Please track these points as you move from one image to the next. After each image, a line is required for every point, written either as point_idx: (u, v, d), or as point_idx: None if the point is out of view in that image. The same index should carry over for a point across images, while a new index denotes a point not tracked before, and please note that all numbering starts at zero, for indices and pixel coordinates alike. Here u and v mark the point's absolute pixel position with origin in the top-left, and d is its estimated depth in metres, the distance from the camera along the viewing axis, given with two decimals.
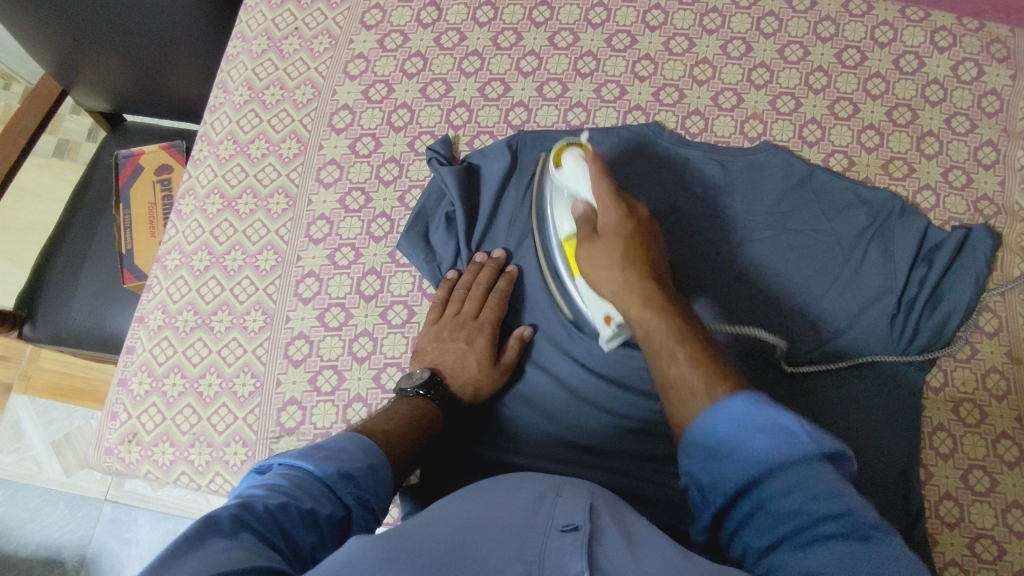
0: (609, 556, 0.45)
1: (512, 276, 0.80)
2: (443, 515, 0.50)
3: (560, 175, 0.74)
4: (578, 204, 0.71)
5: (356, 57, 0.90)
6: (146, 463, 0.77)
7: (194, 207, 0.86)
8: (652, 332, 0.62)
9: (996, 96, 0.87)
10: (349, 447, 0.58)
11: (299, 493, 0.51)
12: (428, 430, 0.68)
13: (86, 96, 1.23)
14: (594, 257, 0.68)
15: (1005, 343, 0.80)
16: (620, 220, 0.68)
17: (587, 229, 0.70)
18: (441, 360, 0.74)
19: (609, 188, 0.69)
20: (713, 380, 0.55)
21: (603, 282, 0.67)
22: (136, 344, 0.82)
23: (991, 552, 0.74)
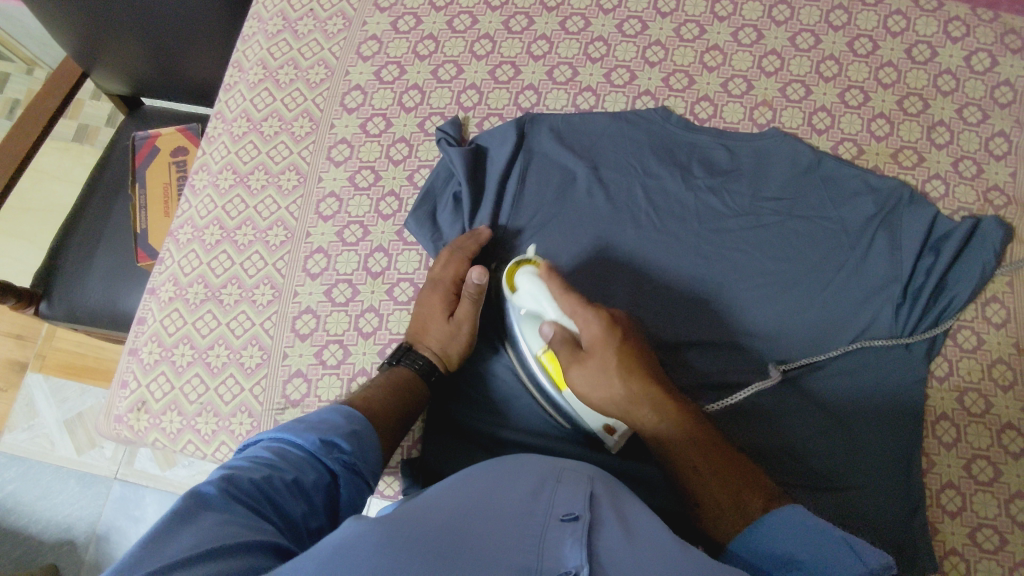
0: (607, 547, 0.46)
1: (482, 237, 0.79)
2: (447, 496, 0.52)
3: (520, 300, 0.73)
4: (546, 327, 0.70)
5: (369, 39, 0.91)
6: (154, 431, 0.79)
7: (207, 182, 0.88)
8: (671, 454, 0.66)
9: (1010, 87, 0.87)
10: (332, 419, 0.61)
11: (283, 463, 0.54)
12: (402, 390, 0.72)
13: (106, 79, 1.26)
14: (590, 378, 0.67)
15: (1012, 334, 0.80)
16: (601, 331, 0.67)
17: (570, 349, 0.68)
18: (413, 329, 0.77)
19: (577, 300, 0.69)
20: (739, 502, 0.61)
21: (602, 401, 0.67)
22: (147, 315, 0.83)
23: (992, 542, 0.73)
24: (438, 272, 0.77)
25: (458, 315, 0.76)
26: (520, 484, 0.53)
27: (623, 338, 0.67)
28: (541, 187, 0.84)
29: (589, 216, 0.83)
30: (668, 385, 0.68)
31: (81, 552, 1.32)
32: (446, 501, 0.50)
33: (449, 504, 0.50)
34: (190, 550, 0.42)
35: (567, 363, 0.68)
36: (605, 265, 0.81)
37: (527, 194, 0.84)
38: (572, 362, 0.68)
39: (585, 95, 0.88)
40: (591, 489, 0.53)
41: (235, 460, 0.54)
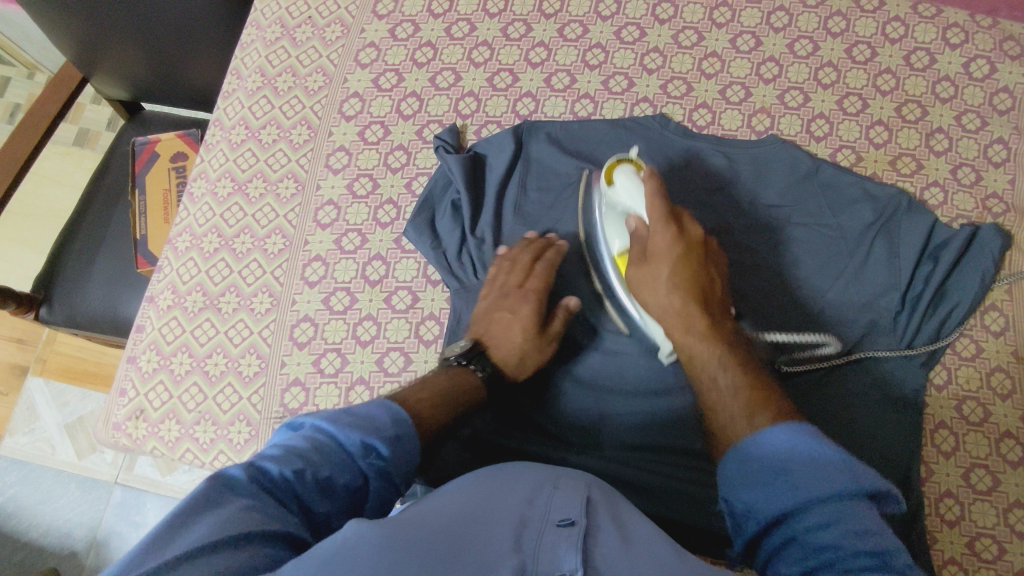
0: (603, 552, 0.46)
1: (560, 251, 0.79)
2: (445, 499, 0.52)
3: (614, 193, 0.75)
4: (631, 219, 0.73)
5: (368, 46, 0.91)
6: (152, 439, 0.79)
7: (206, 190, 0.88)
8: (698, 358, 0.65)
9: (1008, 94, 0.87)
10: (378, 414, 0.57)
11: (317, 459, 0.53)
12: (467, 395, 0.68)
13: (106, 84, 1.26)
14: (648, 280, 0.70)
15: (1011, 342, 0.80)
16: (670, 243, 0.69)
17: (639, 249, 0.72)
18: (491, 332, 0.75)
19: (660, 211, 0.70)
20: (753, 408, 0.59)
21: (652, 301, 0.70)
22: (146, 323, 0.83)
23: (991, 552, 0.73)
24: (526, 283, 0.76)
25: (551, 332, 0.75)
26: (516, 490, 0.53)
27: (693, 255, 0.69)
28: (540, 194, 0.84)
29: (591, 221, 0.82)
30: (716, 310, 0.68)
31: (81, 557, 1.32)
32: (442, 505, 0.50)
33: (446, 507, 0.50)
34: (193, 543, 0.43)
35: (632, 260, 0.72)
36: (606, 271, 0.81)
37: (526, 202, 0.84)
38: (637, 259, 0.72)
39: (583, 102, 0.88)
40: (589, 495, 0.53)
41: (270, 447, 0.53)
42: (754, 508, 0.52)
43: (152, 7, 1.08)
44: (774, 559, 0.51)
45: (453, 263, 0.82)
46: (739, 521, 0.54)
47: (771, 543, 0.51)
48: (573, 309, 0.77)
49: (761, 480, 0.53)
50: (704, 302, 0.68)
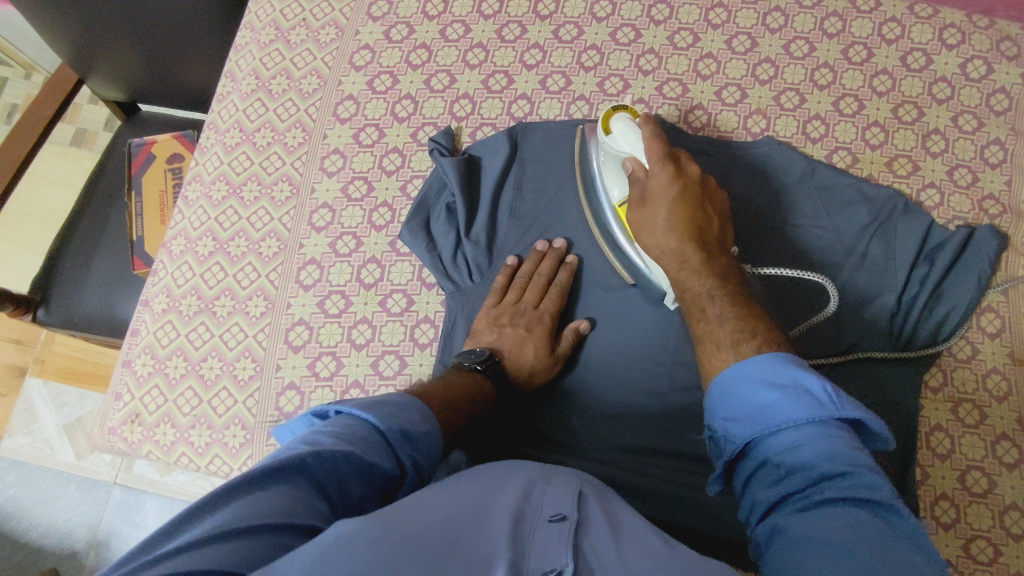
0: (594, 548, 0.45)
1: (573, 268, 0.79)
2: (436, 494, 0.51)
3: (610, 141, 0.75)
4: (628, 162, 0.72)
5: (362, 48, 0.91)
6: (147, 443, 0.79)
7: (200, 194, 0.88)
8: (690, 293, 0.64)
9: (1005, 95, 0.86)
10: (410, 409, 0.57)
11: (362, 444, 0.51)
12: (481, 403, 0.68)
13: (101, 85, 1.25)
14: (644, 222, 0.69)
15: (1007, 344, 0.79)
16: (668, 183, 0.68)
17: (638, 194, 0.71)
18: (503, 344, 0.75)
19: (657, 153, 0.69)
20: (740, 339, 0.57)
21: (647, 242, 0.69)
22: (141, 326, 0.83)
23: (986, 554, 0.73)
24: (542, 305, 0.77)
25: (560, 352, 0.76)
26: (509, 486, 0.53)
27: (692, 194, 0.68)
28: (535, 196, 0.84)
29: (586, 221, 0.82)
30: (712, 247, 0.66)
31: (81, 558, 1.32)
32: (433, 499, 0.50)
33: (437, 503, 0.49)
34: (226, 526, 0.42)
35: (631, 202, 0.71)
36: (601, 273, 0.81)
37: (521, 204, 0.84)
38: (636, 202, 0.70)
39: (578, 103, 0.88)
40: (580, 489, 0.53)
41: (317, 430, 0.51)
42: (731, 434, 0.52)
43: (147, 8, 1.07)
44: (751, 482, 0.51)
45: (448, 266, 0.81)
46: (719, 448, 0.54)
47: (748, 467, 0.51)
48: (582, 332, 0.78)
49: (736, 408, 0.52)
50: (701, 239, 0.66)
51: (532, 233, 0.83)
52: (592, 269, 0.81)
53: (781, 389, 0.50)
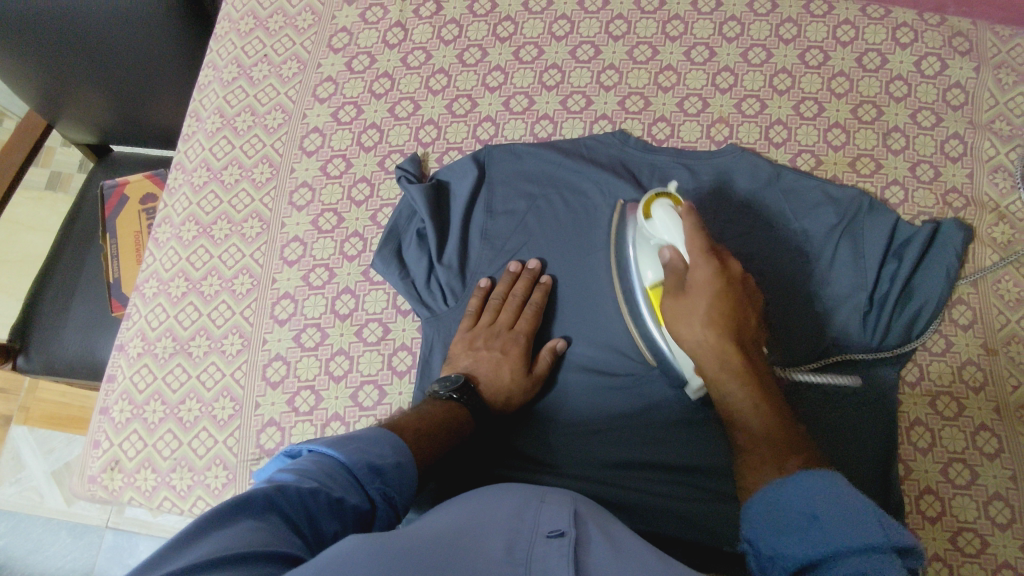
0: (593, 560, 0.46)
1: (547, 288, 0.80)
2: (433, 518, 0.52)
3: (650, 228, 0.71)
4: (665, 249, 0.70)
5: (325, 80, 0.91)
6: (129, 490, 0.78)
7: (171, 235, 0.87)
8: (730, 398, 0.65)
9: (961, 89, 0.88)
10: (379, 443, 0.58)
11: (329, 480, 0.52)
12: (458, 432, 0.68)
13: (71, 129, 1.25)
14: (681, 313, 0.68)
15: (980, 335, 0.80)
16: (712, 280, 0.66)
17: (676, 285, 0.69)
18: (480, 369, 0.75)
19: (699, 245, 0.67)
20: (779, 456, 0.60)
21: (684, 334, 0.67)
22: (117, 372, 0.83)
23: (973, 545, 0.73)
24: (518, 326, 0.77)
25: (537, 372, 0.76)
26: (506, 504, 0.53)
27: (732, 293, 0.67)
28: (505, 217, 0.84)
29: (558, 241, 0.82)
30: (749, 347, 0.67)
31: None
32: (432, 522, 0.50)
33: (436, 523, 0.50)
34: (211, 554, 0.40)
35: (667, 292, 0.70)
36: (572, 290, 0.81)
37: (491, 228, 0.84)
38: (672, 292, 0.69)
39: (542, 123, 0.89)
40: (575, 508, 0.53)
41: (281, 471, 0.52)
42: (777, 553, 0.50)
43: (111, 53, 1.08)
44: None
45: (422, 292, 0.81)
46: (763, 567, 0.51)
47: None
48: (559, 351, 0.78)
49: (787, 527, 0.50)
50: (738, 339, 0.66)
51: (504, 256, 0.83)
52: (566, 290, 0.81)
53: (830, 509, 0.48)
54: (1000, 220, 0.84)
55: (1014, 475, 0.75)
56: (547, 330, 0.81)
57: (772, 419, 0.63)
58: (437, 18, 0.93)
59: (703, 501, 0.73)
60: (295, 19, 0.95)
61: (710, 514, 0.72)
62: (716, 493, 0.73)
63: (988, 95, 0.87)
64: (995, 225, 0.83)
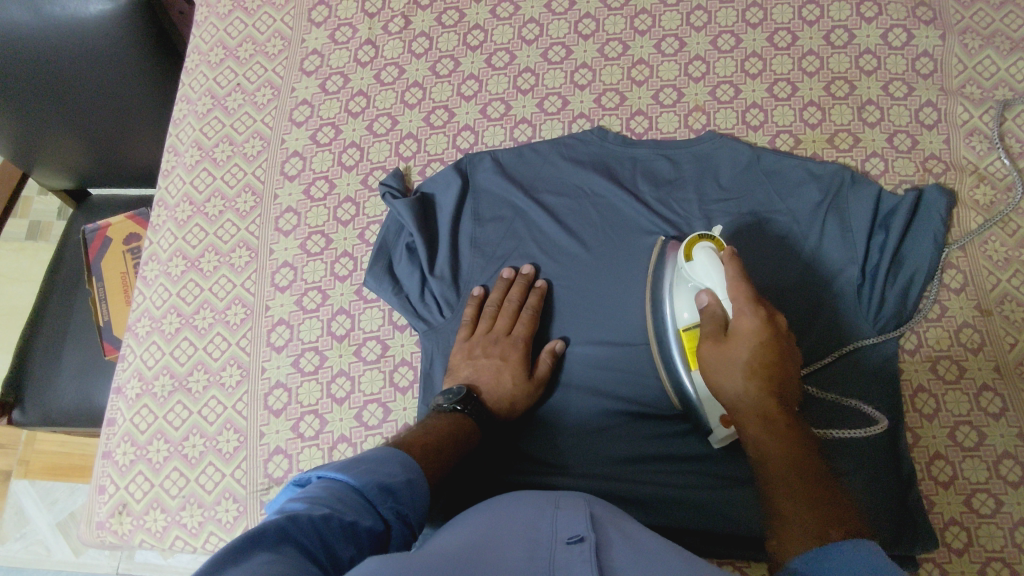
0: (616, 565, 0.46)
1: (542, 291, 0.80)
2: (449, 534, 0.52)
3: (690, 270, 0.71)
4: (703, 295, 0.69)
5: (300, 104, 0.91)
6: (139, 532, 0.77)
7: (158, 272, 0.86)
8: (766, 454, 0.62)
9: (929, 57, 0.89)
10: (388, 461, 0.58)
11: (340, 504, 0.51)
12: (465, 442, 0.68)
13: (46, 176, 1.24)
14: (721, 358, 0.66)
15: (973, 297, 0.81)
16: (757, 326, 0.65)
17: (716, 328, 0.67)
18: (483, 376, 0.75)
19: (744, 293, 0.66)
20: (822, 524, 0.54)
21: (723, 382, 0.65)
22: (117, 415, 0.82)
23: (988, 506, 0.74)
24: (516, 330, 0.78)
25: (539, 375, 0.76)
26: (520, 514, 0.53)
27: (777, 343, 0.65)
28: (493, 224, 0.84)
29: (547, 247, 0.83)
30: (790, 403, 0.64)
31: None
32: (448, 538, 0.50)
33: (454, 539, 0.49)
34: None
35: (708, 337, 0.68)
36: (565, 289, 0.81)
37: (481, 235, 0.84)
38: (713, 339, 0.67)
39: (521, 127, 0.89)
40: (592, 513, 0.53)
41: (291, 501, 0.50)
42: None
43: (88, 95, 1.07)
44: None
45: (417, 305, 0.81)
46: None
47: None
48: (558, 352, 0.78)
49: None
50: (780, 392, 0.64)
51: (497, 262, 0.83)
52: (563, 291, 0.81)
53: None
54: (980, 182, 0.85)
55: (1021, 432, 0.76)
56: (544, 332, 0.81)
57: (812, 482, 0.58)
58: (407, 32, 0.93)
59: (715, 488, 0.73)
60: (264, 46, 0.95)
61: (722, 500, 0.73)
62: (729, 479, 0.74)
63: (957, 61, 0.89)
64: (976, 187, 0.85)
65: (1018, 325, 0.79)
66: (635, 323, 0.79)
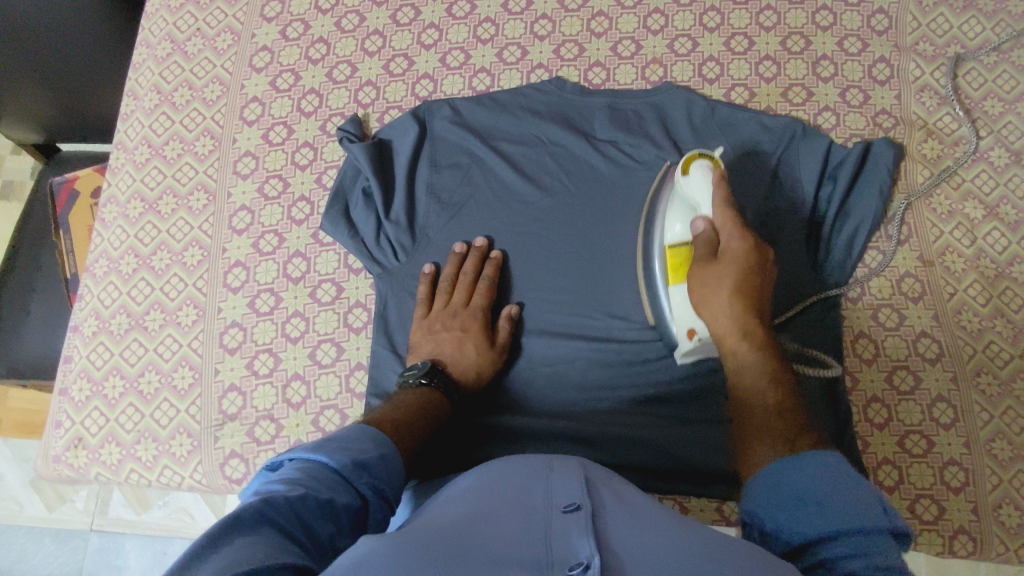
0: (612, 533, 0.46)
1: (498, 261, 0.81)
2: (449, 500, 0.52)
3: (685, 185, 0.71)
4: (699, 221, 0.68)
5: (261, 50, 0.91)
6: (94, 465, 0.78)
7: (117, 213, 0.87)
8: (745, 370, 0.63)
9: (884, 15, 0.90)
10: (361, 440, 0.58)
11: (316, 483, 0.51)
12: (434, 417, 0.69)
13: (14, 128, 1.24)
14: (705, 279, 0.66)
15: (916, 248, 0.83)
16: (745, 251, 0.66)
17: (706, 252, 0.67)
18: (442, 347, 0.76)
19: (735, 218, 0.67)
20: (791, 434, 0.57)
21: (709, 302, 0.65)
22: (73, 353, 0.82)
23: (920, 446, 0.77)
24: (471, 302, 0.78)
25: (500, 344, 0.78)
26: (515, 479, 0.53)
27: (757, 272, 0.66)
28: (450, 170, 0.85)
29: (502, 195, 0.84)
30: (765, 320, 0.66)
31: None
32: (447, 511, 0.50)
33: (453, 510, 0.50)
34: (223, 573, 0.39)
35: (695, 259, 0.67)
36: (518, 236, 0.83)
37: (436, 182, 0.85)
38: (702, 262, 0.67)
39: (479, 76, 0.90)
40: (586, 475, 0.53)
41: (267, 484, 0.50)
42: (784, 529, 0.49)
43: (54, 34, 1.06)
44: None
45: (372, 249, 0.82)
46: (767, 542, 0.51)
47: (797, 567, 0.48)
48: (514, 316, 0.80)
49: (792, 502, 0.50)
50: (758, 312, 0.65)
51: (454, 210, 0.84)
52: (517, 237, 0.83)
53: (841, 493, 0.48)
54: (928, 137, 0.86)
55: (954, 376, 0.78)
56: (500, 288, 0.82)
57: (787, 400, 0.60)
58: None
59: (660, 427, 0.76)
60: None
61: (667, 437, 0.75)
62: (675, 419, 0.76)
63: (911, 18, 0.90)
64: (924, 142, 0.86)
65: (957, 276, 0.82)
66: (585, 269, 0.81)
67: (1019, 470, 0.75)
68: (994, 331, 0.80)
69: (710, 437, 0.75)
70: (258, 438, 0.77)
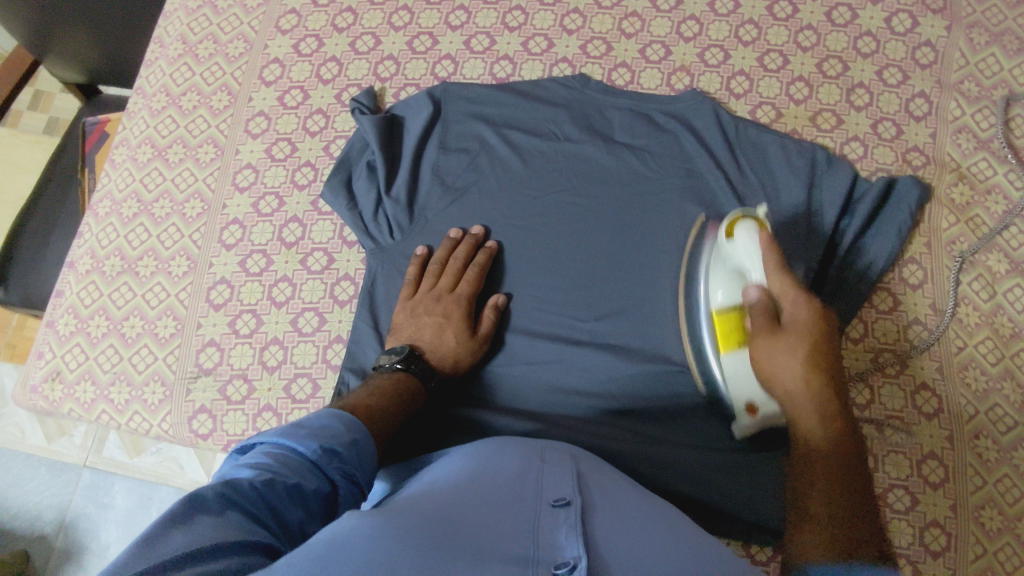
0: (602, 532, 0.44)
1: (491, 250, 0.79)
2: (431, 483, 0.50)
3: (730, 248, 0.68)
4: (751, 289, 0.62)
5: (289, 13, 0.92)
6: (68, 401, 0.79)
7: (126, 156, 0.88)
8: (809, 454, 0.54)
9: (931, 48, 0.86)
10: (331, 424, 0.54)
11: (284, 469, 0.48)
12: (409, 405, 0.67)
13: (60, 67, 1.26)
14: (769, 346, 0.57)
15: (929, 295, 0.79)
16: (815, 323, 0.56)
17: (767, 322, 0.58)
18: (423, 333, 0.74)
19: (794, 284, 0.59)
20: (847, 543, 0.50)
21: (775, 366, 0.56)
22: (65, 288, 0.84)
23: (903, 502, 0.72)
24: (457, 288, 0.76)
25: (483, 334, 0.75)
26: (505, 464, 0.52)
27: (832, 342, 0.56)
28: (458, 154, 0.84)
29: (505, 183, 0.83)
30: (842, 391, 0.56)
31: (52, 538, 1.28)
32: (439, 486, 0.49)
33: (447, 487, 0.49)
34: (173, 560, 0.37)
35: (756, 329, 0.59)
36: (515, 228, 0.81)
37: (442, 163, 0.83)
38: (766, 332, 0.58)
39: (501, 63, 0.89)
40: (578, 471, 0.52)
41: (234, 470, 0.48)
42: None
43: None
44: None
45: (368, 224, 0.81)
46: None
47: None
48: (500, 306, 0.78)
49: None
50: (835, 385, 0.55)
51: (455, 194, 0.82)
52: (516, 231, 0.81)
53: None
54: (959, 181, 0.82)
55: (951, 435, 0.74)
56: (492, 282, 0.80)
57: (851, 497, 0.52)
58: None
59: (633, 442, 0.72)
60: None
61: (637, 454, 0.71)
62: (651, 436, 0.73)
63: (960, 55, 0.86)
64: (954, 186, 0.82)
65: (969, 329, 0.77)
66: (577, 270, 0.79)
67: (1005, 543, 0.70)
68: (1001, 393, 0.75)
69: (681, 457, 0.71)
70: (228, 397, 0.77)
